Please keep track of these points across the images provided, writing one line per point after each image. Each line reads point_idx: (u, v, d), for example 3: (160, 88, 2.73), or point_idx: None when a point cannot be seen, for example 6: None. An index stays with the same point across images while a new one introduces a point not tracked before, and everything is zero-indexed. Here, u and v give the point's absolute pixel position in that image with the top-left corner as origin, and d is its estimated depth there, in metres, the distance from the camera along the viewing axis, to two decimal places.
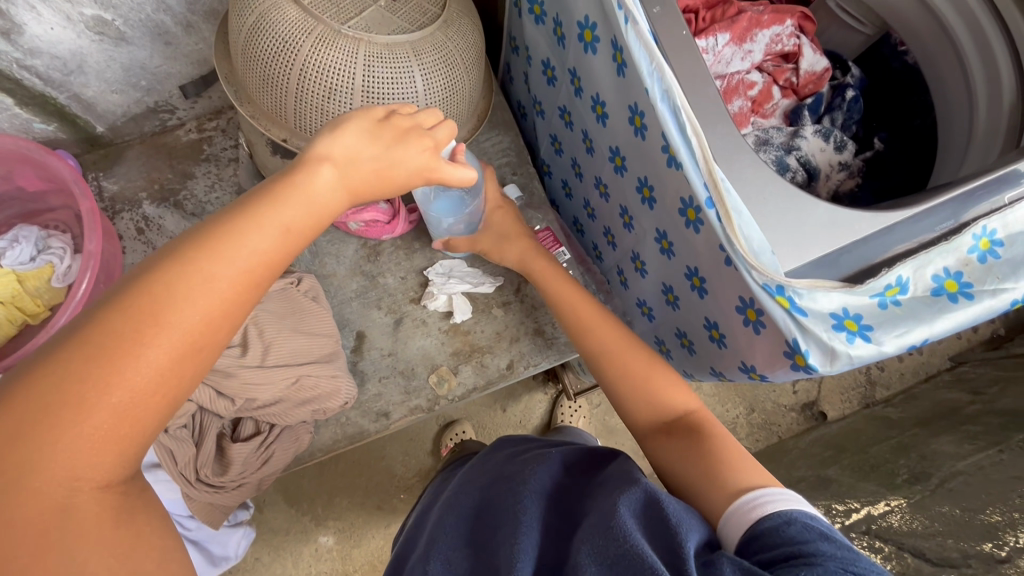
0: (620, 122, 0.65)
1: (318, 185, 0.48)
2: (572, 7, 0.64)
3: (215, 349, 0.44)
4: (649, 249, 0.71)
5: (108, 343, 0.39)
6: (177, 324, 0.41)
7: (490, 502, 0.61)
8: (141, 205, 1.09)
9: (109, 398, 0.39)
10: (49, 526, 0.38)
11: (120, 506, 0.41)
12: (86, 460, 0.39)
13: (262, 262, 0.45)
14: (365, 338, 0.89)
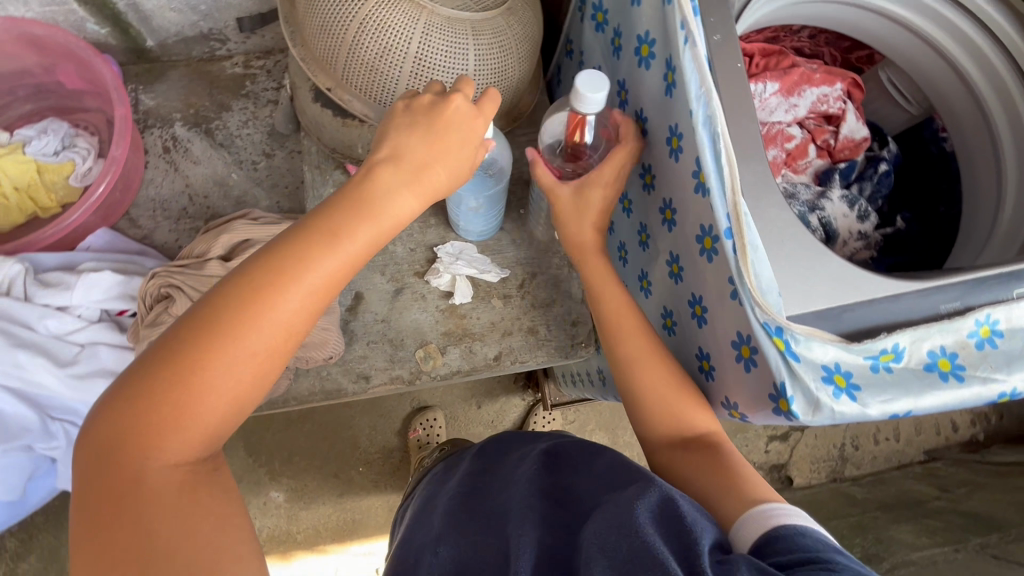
0: (657, 141, 0.66)
1: (386, 202, 0.52)
2: (635, 20, 0.65)
3: (283, 350, 0.48)
4: (660, 274, 0.72)
5: (194, 345, 0.45)
6: (256, 340, 0.46)
7: (491, 499, 0.62)
8: (173, 125, 1.10)
9: (189, 384, 0.45)
10: (126, 491, 0.43)
11: (190, 480, 0.45)
12: (162, 440, 0.44)
13: (331, 280, 0.49)
14: (362, 300, 0.89)
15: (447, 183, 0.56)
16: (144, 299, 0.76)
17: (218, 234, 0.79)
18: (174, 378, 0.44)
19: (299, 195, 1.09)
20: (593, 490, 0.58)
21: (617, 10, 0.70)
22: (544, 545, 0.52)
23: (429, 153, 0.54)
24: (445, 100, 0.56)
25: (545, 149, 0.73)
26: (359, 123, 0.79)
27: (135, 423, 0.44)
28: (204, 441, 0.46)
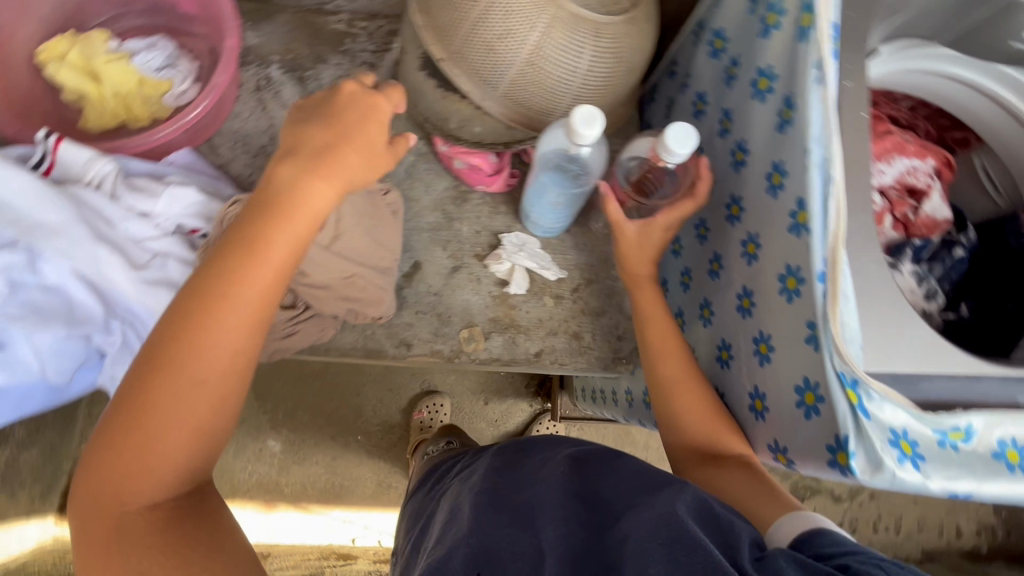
0: (755, 174, 0.66)
1: (300, 205, 0.58)
2: (759, 52, 0.65)
3: (220, 376, 0.56)
4: (725, 306, 0.71)
5: (140, 398, 0.54)
6: (197, 374, 0.55)
7: (518, 485, 0.62)
8: (270, 66, 1.13)
9: (147, 432, 0.54)
10: (113, 532, 0.54)
11: (167, 516, 0.55)
12: (134, 485, 0.54)
13: (261, 296, 0.57)
14: (419, 270, 0.90)
15: (362, 174, 0.61)
16: (218, 222, 0.77)
17: None
18: (129, 428, 0.54)
19: None
20: (622, 491, 0.57)
21: (740, 40, 0.70)
22: (569, 537, 0.52)
23: (326, 146, 0.59)
24: (339, 92, 0.63)
25: (622, 166, 0.76)
26: (460, 99, 0.80)
27: (108, 475, 0.54)
28: (174, 479, 0.55)
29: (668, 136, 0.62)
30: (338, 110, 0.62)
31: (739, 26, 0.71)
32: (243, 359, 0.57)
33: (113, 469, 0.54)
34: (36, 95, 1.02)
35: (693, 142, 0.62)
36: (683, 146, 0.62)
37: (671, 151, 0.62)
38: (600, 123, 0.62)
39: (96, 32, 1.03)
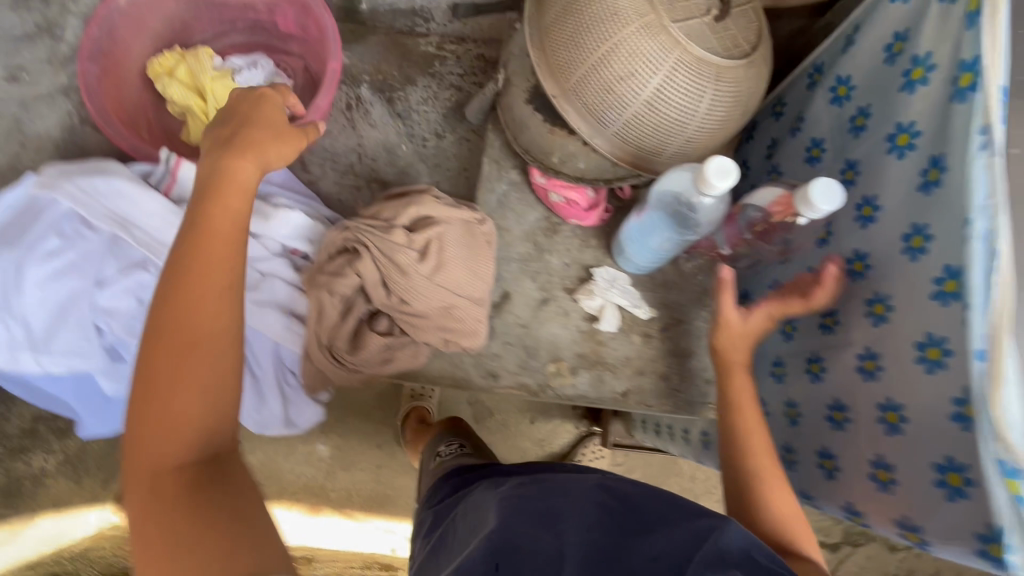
0: (888, 233, 0.63)
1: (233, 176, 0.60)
2: (899, 106, 0.63)
3: (207, 336, 0.54)
4: (842, 365, 0.68)
5: (144, 379, 0.53)
6: (184, 336, 0.54)
7: (547, 484, 0.56)
8: (360, 86, 1.15)
9: (161, 402, 0.52)
10: (152, 505, 0.49)
11: (198, 480, 0.50)
12: (163, 454, 0.51)
13: (223, 253, 0.57)
14: (508, 299, 0.90)
15: (282, 146, 0.66)
16: (325, 248, 0.80)
17: (407, 203, 0.82)
18: (144, 405, 0.52)
19: (456, 182, 1.12)
20: (653, 502, 0.55)
21: (872, 90, 0.68)
22: (591, 545, 0.49)
23: (232, 130, 0.64)
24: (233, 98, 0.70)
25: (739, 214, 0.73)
26: (567, 134, 0.79)
27: (139, 452, 0.51)
28: (202, 441, 0.52)
29: (810, 190, 0.59)
30: (234, 109, 0.68)
31: (871, 76, 0.68)
32: (228, 313, 0.56)
33: (142, 444, 0.51)
34: (142, 108, 1.05)
35: (838, 199, 0.59)
36: (830, 201, 0.59)
37: (811, 207, 0.60)
38: (733, 181, 0.60)
39: (203, 48, 1.05)
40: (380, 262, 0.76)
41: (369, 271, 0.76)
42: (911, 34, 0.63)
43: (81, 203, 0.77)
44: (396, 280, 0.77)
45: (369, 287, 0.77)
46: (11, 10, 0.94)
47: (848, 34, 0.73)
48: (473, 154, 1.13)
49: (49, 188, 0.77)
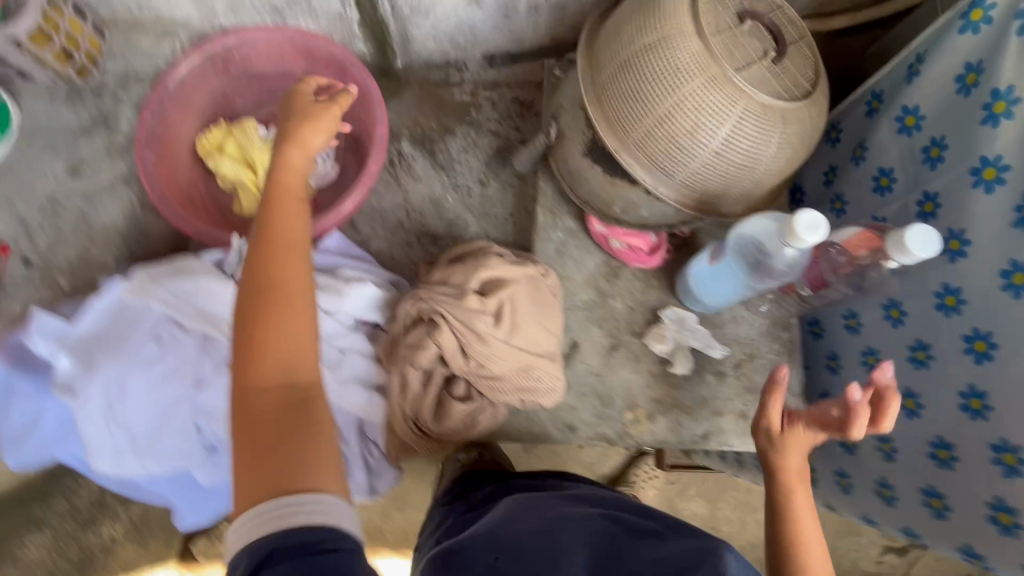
0: (984, 268, 0.62)
1: (291, 166, 0.70)
2: (981, 139, 0.62)
3: (296, 283, 0.62)
4: (941, 402, 0.67)
5: (244, 320, 0.60)
6: (271, 290, 0.61)
7: (533, 510, 0.68)
8: (401, 141, 1.17)
9: (264, 340, 0.59)
10: (261, 428, 0.56)
11: (295, 408, 0.57)
12: (267, 381, 0.58)
13: (296, 223, 0.67)
14: (578, 349, 0.90)
15: (320, 124, 0.73)
16: (399, 319, 0.81)
17: (476, 266, 0.82)
18: (246, 341, 0.59)
19: (505, 228, 1.13)
20: (644, 528, 0.63)
21: (945, 120, 0.67)
22: (589, 547, 0.60)
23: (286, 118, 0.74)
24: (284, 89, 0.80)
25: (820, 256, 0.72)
26: (629, 185, 0.79)
27: (242, 378, 0.58)
28: (294, 374, 0.59)
29: (906, 236, 0.59)
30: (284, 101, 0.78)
31: (942, 108, 0.68)
32: (302, 267, 0.64)
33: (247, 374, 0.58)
34: (194, 186, 1.07)
35: (933, 244, 0.58)
36: (927, 245, 0.58)
37: (906, 253, 0.59)
38: (825, 234, 0.59)
39: (248, 121, 1.07)
40: (459, 331, 0.77)
41: (448, 340, 0.77)
42: (987, 66, 0.62)
43: (172, 307, 0.75)
44: (475, 347, 0.77)
45: (449, 354, 0.77)
46: (69, 106, 0.97)
47: (911, 62, 0.72)
48: (519, 199, 1.14)
49: (142, 293, 0.74)
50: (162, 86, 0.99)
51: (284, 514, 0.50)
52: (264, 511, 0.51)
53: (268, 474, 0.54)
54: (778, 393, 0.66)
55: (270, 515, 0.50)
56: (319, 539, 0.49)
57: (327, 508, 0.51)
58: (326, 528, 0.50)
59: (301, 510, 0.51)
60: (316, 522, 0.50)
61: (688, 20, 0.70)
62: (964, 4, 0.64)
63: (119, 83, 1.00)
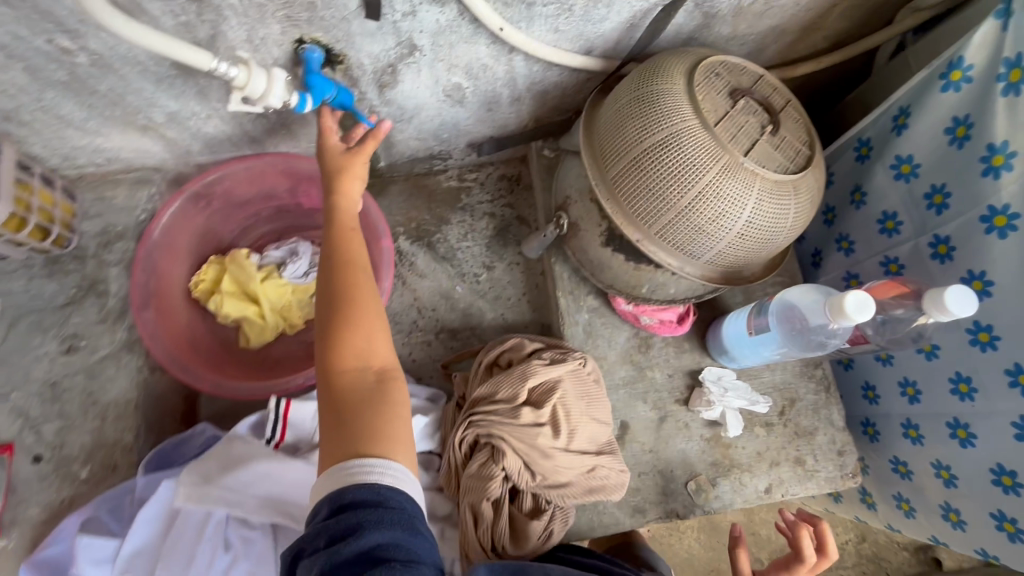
0: (1012, 306, 0.66)
1: (343, 187, 0.76)
2: (986, 189, 0.66)
3: (363, 290, 0.71)
4: (995, 432, 0.71)
5: (324, 323, 0.68)
6: (345, 289, 0.71)
7: None
8: (398, 238, 1.15)
9: (341, 336, 0.67)
10: (345, 405, 0.63)
11: (372, 392, 0.64)
12: (347, 365, 0.65)
13: (357, 237, 0.76)
14: (628, 429, 0.90)
15: (355, 171, 0.77)
16: (457, 447, 0.81)
17: (522, 376, 0.81)
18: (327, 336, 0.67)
19: (520, 308, 1.13)
20: None
21: (943, 170, 0.72)
22: None
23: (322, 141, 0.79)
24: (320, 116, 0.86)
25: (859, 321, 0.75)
26: (654, 269, 0.81)
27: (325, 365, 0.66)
28: (365, 361, 0.66)
29: (947, 298, 0.62)
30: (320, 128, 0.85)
31: (936, 158, 0.72)
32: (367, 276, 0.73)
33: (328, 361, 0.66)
34: (195, 329, 1.02)
35: (965, 304, 0.61)
36: (960, 303, 0.61)
37: (943, 311, 0.62)
38: (872, 313, 0.62)
39: (239, 251, 1.03)
40: (522, 450, 0.78)
41: (512, 461, 0.77)
42: (976, 121, 0.67)
43: (234, 505, 0.73)
44: (541, 463, 0.78)
45: (515, 474, 0.78)
46: (51, 279, 0.91)
47: (895, 114, 0.77)
48: (527, 276, 1.14)
49: (201, 499, 0.72)
50: (147, 240, 0.93)
51: (362, 467, 0.56)
52: (344, 466, 0.57)
53: (349, 437, 0.60)
54: (741, 547, 0.82)
55: (351, 468, 0.56)
56: (386, 498, 0.55)
57: (396, 473, 0.57)
58: (395, 489, 0.56)
59: (372, 469, 0.57)
60: (386, 482, 0.56)
61: (690, 111, 0.72)
62: (940, 63, 0.69)
63: (100, 244, 0.95)
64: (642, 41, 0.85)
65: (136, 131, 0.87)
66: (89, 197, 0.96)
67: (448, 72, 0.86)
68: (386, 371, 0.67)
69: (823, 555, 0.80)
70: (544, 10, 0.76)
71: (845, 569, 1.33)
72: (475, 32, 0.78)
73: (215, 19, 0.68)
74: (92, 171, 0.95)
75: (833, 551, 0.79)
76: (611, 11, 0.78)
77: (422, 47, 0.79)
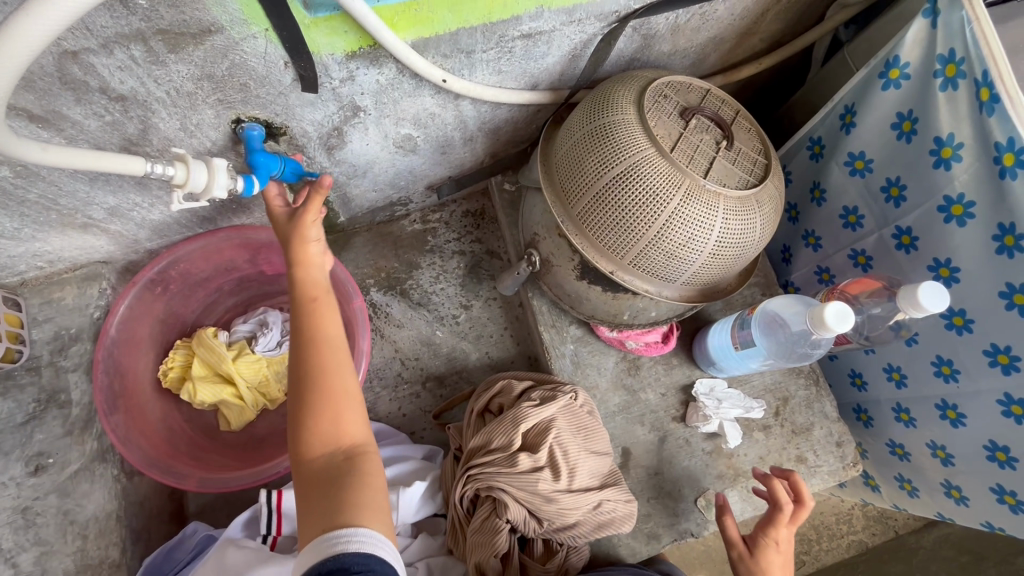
0: (978, 291, 0.67)
1: (299, 251, 0.70)
2: (940, 181, 0.68)
3: (334, 357, 0.65)
4: (982, 411, 0.72)
5: (294, 400, 0.63)
6: (313, 359, 0.64)
7: None
8: (369, 291, 1.11)
9: (312, 412, 0.61)
10: (321, 484, 0.58)
11: (346, 468, 0.60)
12: (318, 441, 0.60)
13: (321, 302, 0.68)
14: (630, 455, 0.89)
15: (310, 232, 0.70)
16: (459, 503, 0.80)
17: (514, 422, 0.79)
18: (298, 414, 0.62)
19: (503, 343, 1.11)
20: None
21: (896, 163, 0.73)
22: None
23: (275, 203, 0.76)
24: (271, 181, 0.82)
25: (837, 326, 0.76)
26: (633, 296, 0.80)
27: (297, 444, 0.61)
28: (338, 436, 0.61)
29: (919, 294, 0.62)
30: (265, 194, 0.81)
31: (887, 152, 0.74)
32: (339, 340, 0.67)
33: (301, 441, 0.61)
34: (170, 421, 0.97)
35: (936, 300, 0.62)
36: (933, 299, 0.62)
37: (916, 307, 0.63)
38: (852, 322, 0.62)
39: (204, 332, 0.97)
40: (524, 498, 0.75)
41: (517, 511, 0.75)
42: (919, 116, 0.69)
43: None
44: (545, 509, 0.75)
45: (522, 524, 0.76)
46: (4, 398, 0.85)
47: (842, 113, 0.79)
48: (506, 310, 1.13)
49: None
50: (103, 340, 0.88)
51: (326, 546, 0.53)
52: (310, 544, 0.54)
53: (319, 522, 0.56)
54: (725, 509, 0.81)
55: (317, 549, 0.53)
56: (351, 563, 0.51)
57: (362, 538, 0.54)
58: (363, 554, 0.53)
59: (337, 539, 0.53)
60: (352, 549, 0.53)
61: (644, 140, 0.71)
62: (877, 62, 0.71)
63: (54, 349, 0.88)
64: (586, 70, 0.85)
65: (76, 230, 0.82)
66: (35, 302, 0.89)
67: (397, 125, 0.84)
68: (358, 445, 0.62)
69: (800, 504, 0.79)
70: (484, 56, 0.74)
71: (856, 535, 1.36)
72: (418, 86, 0.76)
73: (143, 113, 0.64)
74: (34, 275, 0.88)
75: (809, 497, 0.79)
76: (551, 47, 0.77)
77: (366, 107, 0.77)
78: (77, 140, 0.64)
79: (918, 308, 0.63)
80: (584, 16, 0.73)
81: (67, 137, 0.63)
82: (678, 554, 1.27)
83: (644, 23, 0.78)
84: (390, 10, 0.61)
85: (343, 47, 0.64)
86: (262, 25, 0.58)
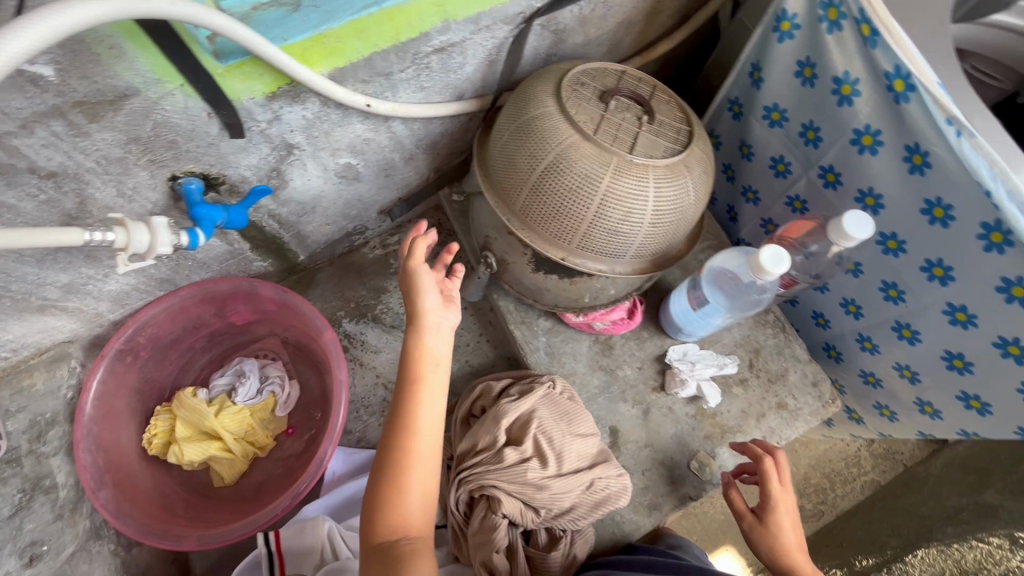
0: (903, 211, 0.71)
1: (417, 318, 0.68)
2: (847, 116, 0.72)
3: (427, 446, 0.65)
4: (933, 323, 0.75)
5: (388, 473, 0.63)
6: (405, 444, 0.64)
7: None
8: (341, 323, 1.12)
9: (397, 496, 0.62)
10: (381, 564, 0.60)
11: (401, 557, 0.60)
12: (387, 525, 0.61)
13: (422, 384, 0.66)
14: (619, 433, 0.91)
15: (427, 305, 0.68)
16: (456, 508, 0.81)
17: (495, 419, 0.81)
18: (385, 490, 0.62)
19: (481, 349, 1.13)
20: None
21: (807, 108, 0.77)
22: None
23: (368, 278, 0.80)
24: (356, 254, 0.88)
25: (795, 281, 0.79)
26: (589, 278, 0.83)
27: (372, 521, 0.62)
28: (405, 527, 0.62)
29: (844, 223, 0.65)
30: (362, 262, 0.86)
31: (797, 98, 0.78)
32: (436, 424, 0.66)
33: (376, 519, 0.62)
34: (163, 486, 0.97)
35: (862, 224, 0.65)
36: (859, 227, 0.65)
37: (848, 236, 0.66)
38: (788, 263, 0.65)
39: (183, 393, 0.98)
40: (516, 491, 0.76)
41: (512, 506, 0.76)
42: (816, 61, 0.73)
43: None
44: (537, 497, 0.76)
45: (519, 517, 0.77)
46: None
47: (749, 71, 0.83)
48: (479, 317, 1.15)
49: None
50: (80, 418, 0.87)
51: None
52: None
53: None
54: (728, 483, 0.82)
55: None
56: None
57: None
58: None
59: None
60: None
61: (567, 127, 0.74)
62: (769, 19, 0.76)
63: (32, 437, 0.86)
64: (505, 73, 0.88)
65: (34, 313, 0.82)
66: (4, 394, 0.86)
67: (334, 156, 0.86)
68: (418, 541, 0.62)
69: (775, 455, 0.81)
70: (403, 75, 0.77)
71: (865, 474, 1.40)
72: (345, 114, 0.78)
73: (77, 186, 0.66)
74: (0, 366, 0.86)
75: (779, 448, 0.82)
76: (466, 56, 0.80)
77: (299, 144, 0.79)
78: (16, 224, 0.64)
79: (849, 236, 0.66)
80: (491, 22, 0.76)
81: (4, 222, 0.64)
82: (698, 528, 1.28)
83: (551, 19, 0.82)
84: (300, 47, 0.64)
85: (262, 90, 0.66)
86: (176, 81, 0.60)
